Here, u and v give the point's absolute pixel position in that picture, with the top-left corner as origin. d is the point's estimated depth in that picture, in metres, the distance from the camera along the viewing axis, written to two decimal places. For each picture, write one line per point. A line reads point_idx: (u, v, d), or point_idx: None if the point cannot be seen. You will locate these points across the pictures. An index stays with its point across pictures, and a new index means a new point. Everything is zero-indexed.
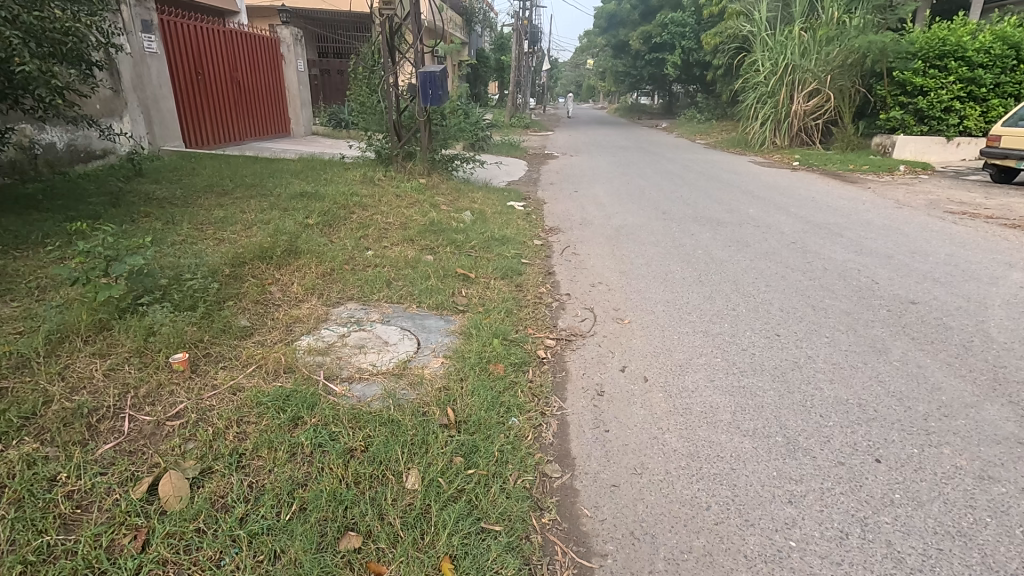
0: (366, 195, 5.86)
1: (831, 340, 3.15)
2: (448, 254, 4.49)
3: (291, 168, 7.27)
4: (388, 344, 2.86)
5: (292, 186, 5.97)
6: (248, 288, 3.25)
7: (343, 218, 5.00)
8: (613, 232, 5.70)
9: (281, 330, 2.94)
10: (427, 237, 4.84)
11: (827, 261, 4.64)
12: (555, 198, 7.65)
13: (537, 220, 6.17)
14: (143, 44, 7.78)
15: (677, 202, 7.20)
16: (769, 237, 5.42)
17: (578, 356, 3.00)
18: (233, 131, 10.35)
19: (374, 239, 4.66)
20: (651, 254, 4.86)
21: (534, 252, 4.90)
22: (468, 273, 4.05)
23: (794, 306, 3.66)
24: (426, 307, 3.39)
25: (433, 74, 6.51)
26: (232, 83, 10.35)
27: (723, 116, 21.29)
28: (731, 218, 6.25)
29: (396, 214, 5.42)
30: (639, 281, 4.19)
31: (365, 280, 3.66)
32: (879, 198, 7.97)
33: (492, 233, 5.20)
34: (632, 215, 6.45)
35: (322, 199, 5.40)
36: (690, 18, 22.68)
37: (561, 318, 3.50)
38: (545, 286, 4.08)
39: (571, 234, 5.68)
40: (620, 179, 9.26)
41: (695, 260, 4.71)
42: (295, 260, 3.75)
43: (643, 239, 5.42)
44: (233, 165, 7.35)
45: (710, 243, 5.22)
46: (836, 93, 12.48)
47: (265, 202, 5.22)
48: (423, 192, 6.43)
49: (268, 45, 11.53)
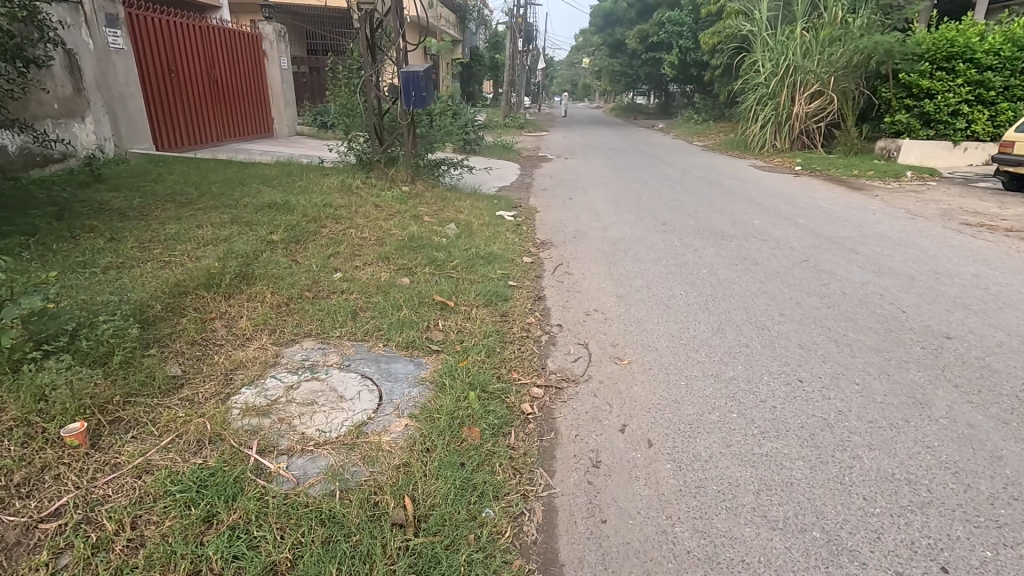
0: (343, 206, 5.41)
1: (862, 387, 2.72)
2: (426, 276, 4.03)
3: (265, 173, 6.79)
4: (342, 400, 2.41)
5: (263, 195, 5.51)
6: (185, 325, 2.79)
7: (313, 234, 4.54)
8: (609, 247, 5.26)
9: (219, 379, 2.49)
10: (406, 256, 4.38)
11: (846, 284, 4.21)
12: (548, 206, 7.20)
13: (528, 232, 5.72)
14: (107, 39, 7.27)
15: (677, 212, 6.77)
16: (779, 254, 4.99)
17: (568, 409, 2.56)
18: (210, 133, 9.83)
19: (346, 259, 4.20)
20: (651, 274, 4.43)
21: (524, 271, 4.46)
22: (447, 300, 3.59)
23: (815, 342, 3.23)
24: (394, 345, 2.94)
25: (415, 74, 6.01)
26: (210, 82, 9.83)
27: (721, 117, 20.90)
28: (736, 231, 5.83)
29: (373, 227, 4.96)
30: (638, 308, 3.75)
31: (327, 311, 3.21)
32: (888, 207, 7.57)
33: (477, 249, 4.75)
34: (630, 227, 6.01)
35: (292, 211, 4.93)
36: (688, 17, 22.10)
37: (552, 357, 3.06)
38: (533, 315, 3.63)
39: (564, 249, 5.24)
40: (616, 184, 8.83)
41: (700, 281, 4.27)
42: (248, 287, 3.29)
43: (642, 255, 4.98)
44: (204, 170, 6.87)
45: (715, 260, 4.78)
46: (839, 95, 12.08)
47: (227, 215, 4.73)
48: (406, 202, 5.97)
49: (249, 41, 11.01)
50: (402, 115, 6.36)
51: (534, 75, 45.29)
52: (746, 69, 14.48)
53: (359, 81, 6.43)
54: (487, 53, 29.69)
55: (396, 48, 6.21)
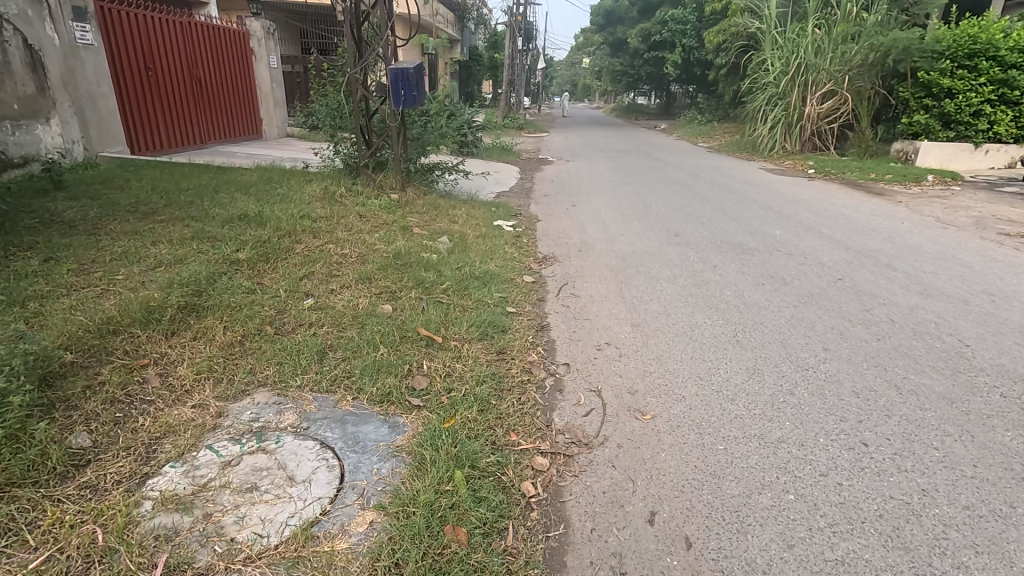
0: (324, 217, 4.87)
1: (944, 457, 2.20)
2: (413, 302, 3.51)
3: (243, 180, 6.27)
4: (292, 483, 1.88)
5: (237, 204, 4.99)
6: (106, 378, 2.27)
7: (287, 251, 4.02)
8: (619, 263, 4.73)
9: (138, 452, 1.97)
10: (390, 276, 3.86)
11: (892, 309, 3.69)
12: (550, 214, 6.69)
13: (528, 245, 5.20)
14: (74, 34, 6.73)
15: (691, 221, 6.24)
16: (809, 272, 4.46)
17: (582, 489, 2.03)
18: (192, 135, 9.30)
19: (321, 281, 3.68)
20: (669, 297, 3.90)
21: (523, 294, 3.92)
22: (434, 334, 3.06)
23: (873, 388, 2.70)
24: (367, 399, 2.41)
25: (405, 71, 5.47)
26: (192, 81, 9.31)
27: (725, 117, 20.42)
28: (758, 244, 5.30)
29: (356, 242, 4.44)
30: (658, 341, 3.23)
31: (290, 351, 2.69)
32: (916, 214, 7.04)
33: (472, 266, 4.24)
34: (641, 238, 5.49)
35: (264, 224, 4.40)
36: (691, 15, 21.86)
37: (559, 410, 2.53)
38: (536, 350, 3.11)
39: (569, 265, 4.71)
40: (622, 190, 8.30)
41: (725, 306, 3.75)
42: (196, 322, 2.77)
43: (656, 272, 4.46)
44: (177, 176, 6.34)
45: (739, 279, 4.26)
46: (853, 95, 11.54)
47: (190, 229, 4.20)
48: (394, 211, 5.44)
49: (235, 38, 10.47)
50: (391, 115, 5.84)
51: (533, 75, 44.82)
52: (754, 68, 13.98)
53: (345, 79, 5.90)
54: (485, 53, 29.26)
55: (385, 43, 5.67)
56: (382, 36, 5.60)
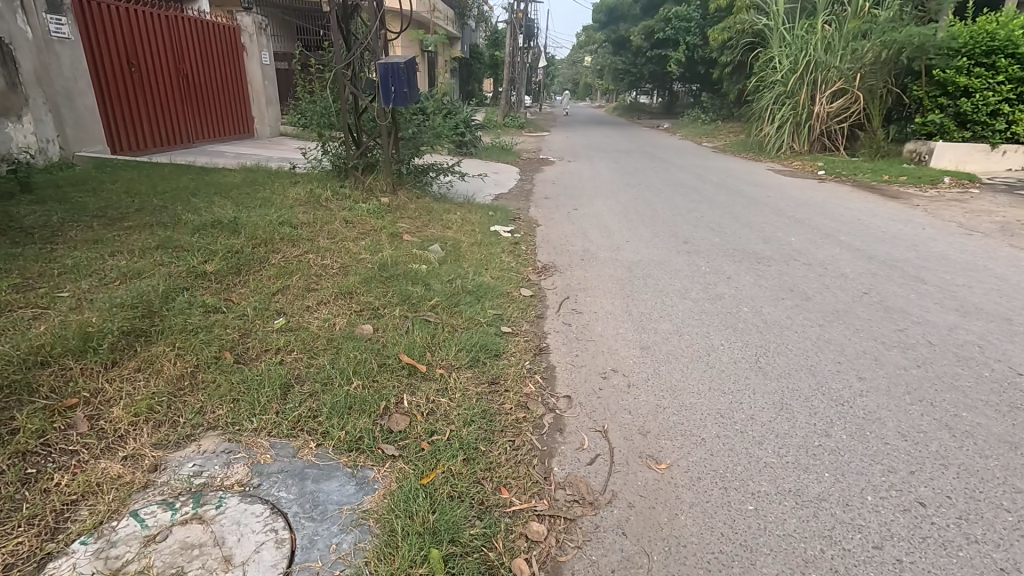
0: (306, 223, 4.52)
1: (1020, 523, 1.84)
2: (398, 321, 3.16)
3: (225, 182, 5.91)
4: (229, 566, 1.53)
5: (213, 209, 4.64)
6: (21, 425, 1.92)
7: (261, 261, 3.67)
8: (624, 274, 4.37)
9: (43, 524, 1.62)
10: (375, 290, 3.52)
11: (929, 330, 3.33)
12: (551, 219, 6.34)
13: (527, 253, 4.85)
14: (48, 27, 6.37)
15: (700, 226, 5.89)
16: (832, 285, 4.10)
17: (587, 566, 1.68)
18: (179, 133, 8.95)
19: (297, 297, 3.33)
20: (682, 315, 3.54)
21: (520, 310, 3.56)
22: (418, 361, 2.70)
23: (921, 430, 2.34)
24: (333, 446, 2.05)
25: (394, 66, 5.10)
26: (178, 78, 8.96)
27: (730, 116, 20.05)
28: (773, 253, 4.94)
29: (339, 250, 4.09)
30: (671, 368, 2.87)
31: (249, 383, 2.34)
32: (937, 219, 6.67)
33: (464, 278, 3.88)
34: (647, 246, 5.14)
35: (238, 231, 4.04)
36: (695, 12, 21.44)
37: (559, 457, 2.18)
38: (534, 378, 2.76)
39: (570, 276, 4.36)
40: (626, 192, 7.94)
41: (743, 325, 3.40)
42: (141, 350, 2.42)
43: (666, 285, 4.10)
44: (155, 177, 5.99)
45: (756, 294, 3.90)
46: (865, 94, 11.15)
47: (155, 238, 3.84)
48: (383, 217, 5.08)
49: (225, 33, 10.11)
50: (380, 113, 5.47)
51: (534, 73, 44.45)
52: (761, 66, 13.60)
53: (331, 74, 5.53)
54: (486, 51, 28.96)
55: (373, 35, 5.30)
56: (371, 29, 5.23)
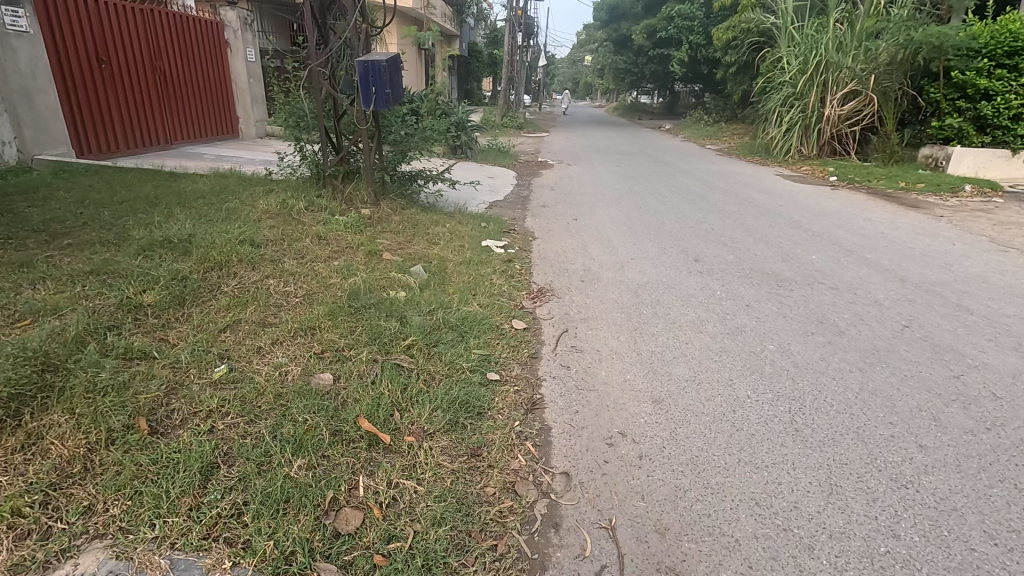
0: (273, 240, 4.02)
1: None
2: (365, 368, 2.67)
3: (193, 189, 5.41)
4: None
5: (170, 223, 4.15)
6: None
7: (212, 289, 3.18)
8: (631, 300, 3.89)
9: None
10: (342, 325, 3.03)
11: (990, 377, 2.84)
12: (549, 231, 5.85)
13: (521, 273, 4.37)
14: (4, 19, 5.87)
15: (711, 241, 5.40)
16: (866, 316, 3.62)
17: None
18: (155, 135, 8.45)
19: (248, 336, 2.83)
20: (699, 357, 3.05)
21: (511, 347, 3.06)
22: (382, 426, 2.22)
23: (1011, 528, 1.86)
24: (255, 567, 1.57)
25: (375, 64, 4.60)
26: (154, 76, 8.45)
27: (734, 118, 19.63)
28: (794, 274, 4.46)
29: (307, 273, 3.60)
30: (691, 431, 2.39)
31: (160, 466, 1.85)
32: (965, 233, 6.17)
33: (448, 307, 3.40)
34: (655, 265, 4.65)
35: (191, 250, 3.54)
36: (699, 10, 20.91)
37: (554, 572, 1.70)
38: (525, 445, 2.27)
39: (569, 302, 3.87)
40: (628, 200, 7.44)
41: (770, 371, 2.91)
42: (28, 422, 1.93)
43: (678, 315, 3.62)
44: (117, 184, 5.48)
45: (781, 329, 3.42)
46: (879, 96, 10.64)
47: (92, 260, 3.34)
48: (362, 231, 4.59)
49: (207, 29, 9.60)
50: (360, 116, 4.97)
51: (534, 71, 43.96)
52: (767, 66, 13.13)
53: (305, 72, 5.02)
54: (485, 50, 28.52)
55: (352, 30, 4.79)
56: (348, 22, 4.72)
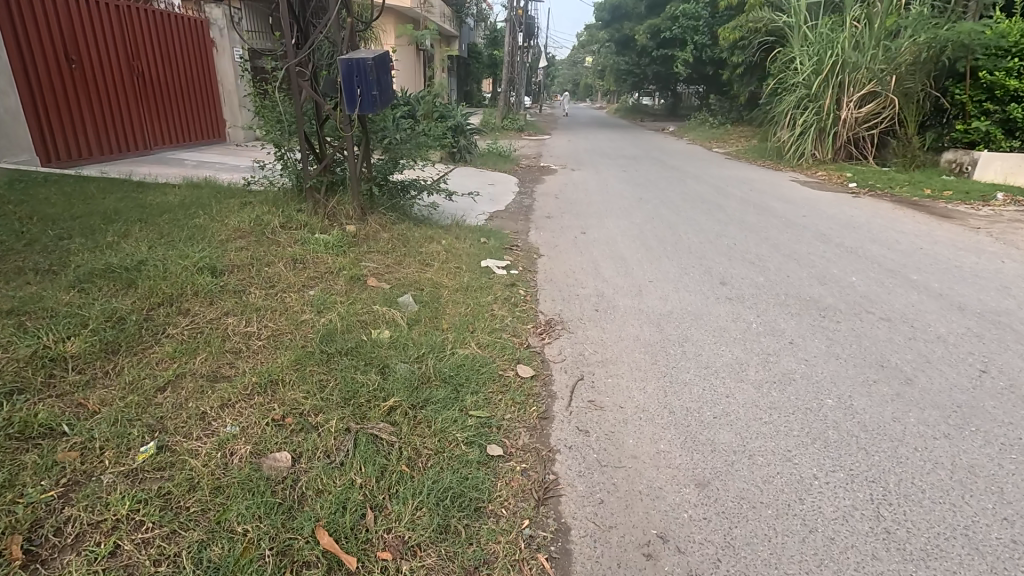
0: (239, 265, 3.48)
1: None
2: (334, 442, 2.14)
3: (159, 202, 4.85)
4: None
5: (123, 244, 3.60)
6: None
7: (156, 333, 2.64)
8: (654, 335, 3.35)
9: None
10: (311, 378, 2.49)
11: None
12: (554, 246, 5.32)
13: (525, 301, 3.83)
14: None
15: (735, 259, 4.87)
16: (932, 358, 3.08)
17: None
18: (133, 140, 7.92)
19: (190, 398, 2.29)
20: (744, 417, 2.52)
21: (516, 405, 2.53)
22: (347, 540, 1.68)
23: None
24: None
25: (361, 63, 4.05)
26: (132, 78, 7.91)
27: (741, 120, 19.17)
28: (836, 301, 3.92)
29: (274, 308, 3.05)
30: (752, 534, 1.85)
31: None
32: (1012, 248, 5.63)
33: (438, 350, 2.85)
34: (677, 290, 4.11)
35: (137, 280, 2.99)
36: (704, 10, 20.38)
37: None
38: (537, 561, 1.74)
39: (582, 338, 3.33)
40: (639, 210, 6.91)
41: (836, 439, 2.36)
42: None
43: (711, 357, 3.08)
44: (76, 195, 4.93)
45: (837, 376, 2.88)
46: (900, 97, 10.13)
47: (15, 294, 2.80)
48: (346, 251, 4.04)
49: (190, 27, 9.05)
50: (344, 121, 4.42)
51: (534, 72, 43.50)
52: (779, 66, 12.61)
53: (282, 72, 4.48)
54: (485, 52, 28.01)
55: (334, 25, 4.25)
56: (329, 16, 4.18)
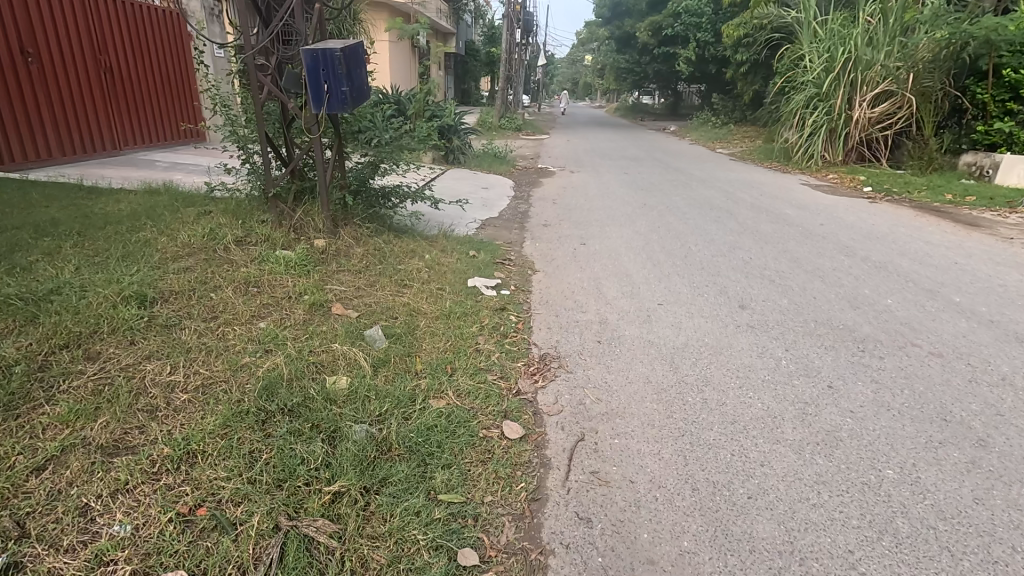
0: (178, 290, 2.96)
1: None
2: (255, 549, 1.62)
3: (107, 211, 4.32)
4: None
5: (44, 265, 3.07)
6: None
7: (48, 389, 2.11)
8: (668, 376, 2.84)
9: None
10: (240, 447, 1.97)
11: None
12: (551, 260, 4.80)
13: (516, 330, 3.32)
14: None
15: (754, 277, 4.35)
16: (1005, 408, 2.56)
17: None
18: (99, 141, 7.38)
19: (73, 483, 1.77)
20: (786, 498, 2.00)
21: (500, 483, 2.01)
22: None
23: None
24: None
25: (329, 54, 3.54)
26: (99, 72, 7.34)
27: (746, 120, 18.66)
28: (875, 331, 3.40)
29: (210, 349, 2.52)
30: None
31: None
32: None
33: (407, 405, 2.32)
34: (691, 315, 3.59)
35: (40, 316, 2.47)
36: (708, 6, 19.91)
37: None
38: None
39: (583, 379, 2.82)
40: (644, 217, 6.40)
41: (909, 534, 1.84)
42: None
43: (738, 407, 2.57)
44: (15, 202, 4.40)
45: (891, 434, 2.37)
46: (918, 96, 9.58)
47: None
48: (311, 271, 3.52)
49: (164, 19, 8.48)
50: (311, 122, 3.88)
51: (533, 71, 43.01)
52: (786, 63, 12.10)
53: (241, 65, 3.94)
54: (482, 49, 27.55)
55: (297, 10, 3.70)
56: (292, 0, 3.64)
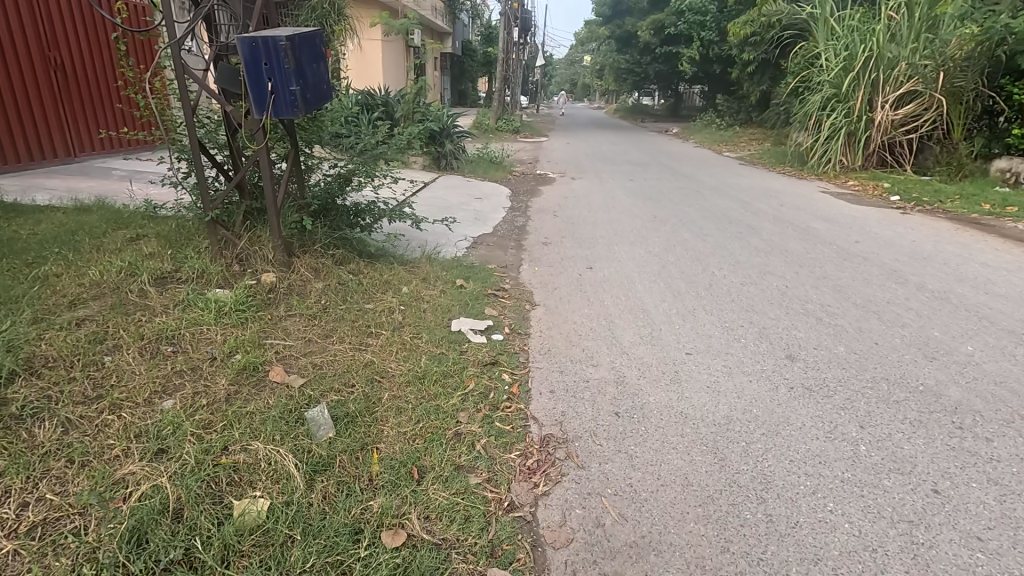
0: (58, 356, 2.22)
1: None
2: None
3: (16, 234, 3.57)
4: None
5: None
6: None
7: None
8: (713, 474, 2.11)
9: None
10: None
11: None
12: (551, 290, 4.06)
13: (509, 398, 2.57)
14: None
15: (795, 313, 3.63)
16: None
17: None
18: (48, 147, 6.62)
19: None
20: None
21: None
22: None
23: None
24: None
25: (275, 41, 2.80)
26: (50, 71, 6.58)
27: (752, 122, 17.94)
28: (968, 395, 2.66)
29: (74, 455, 1.79)
30: None
31: None
32: None
33: (347, 551, 1.59)
34: (730, 372, 2.86)
35: None
36: (712, 4, 19.21)
37: None
38: None
39: (599, 478, 2.09)
40: (656, 233, 5.68)
41: None
42: None
43: (816, 529, 1.85)
44: None
45: None
46: (946, 97, 8.86)
47: None
48: (250, 319, 2.78)
49: None
50: (255, 129, 3.14)
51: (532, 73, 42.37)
52: (800, 62, 11.38)
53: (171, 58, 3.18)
54: (478, 50, 26.88)
55: None
56: None
